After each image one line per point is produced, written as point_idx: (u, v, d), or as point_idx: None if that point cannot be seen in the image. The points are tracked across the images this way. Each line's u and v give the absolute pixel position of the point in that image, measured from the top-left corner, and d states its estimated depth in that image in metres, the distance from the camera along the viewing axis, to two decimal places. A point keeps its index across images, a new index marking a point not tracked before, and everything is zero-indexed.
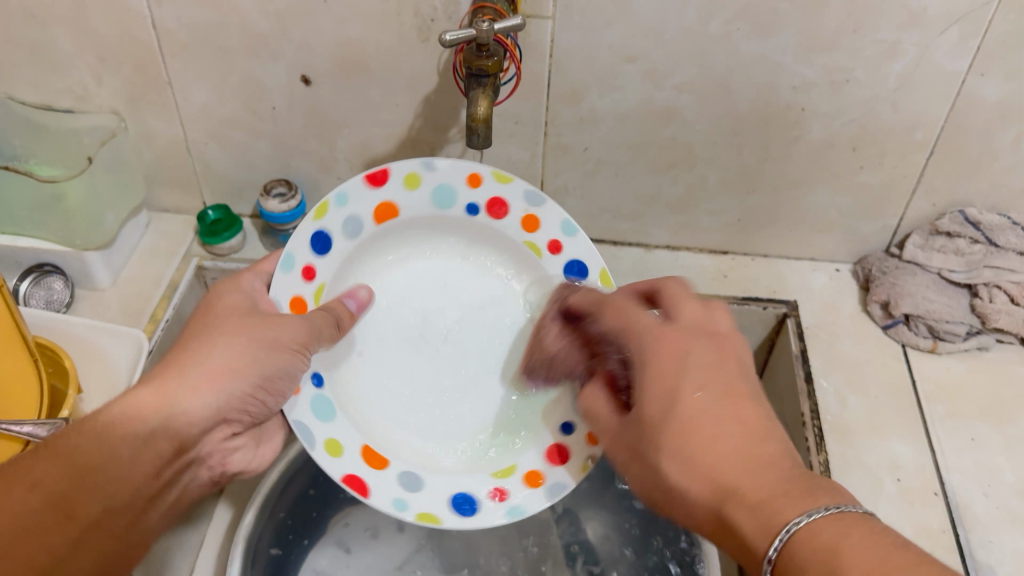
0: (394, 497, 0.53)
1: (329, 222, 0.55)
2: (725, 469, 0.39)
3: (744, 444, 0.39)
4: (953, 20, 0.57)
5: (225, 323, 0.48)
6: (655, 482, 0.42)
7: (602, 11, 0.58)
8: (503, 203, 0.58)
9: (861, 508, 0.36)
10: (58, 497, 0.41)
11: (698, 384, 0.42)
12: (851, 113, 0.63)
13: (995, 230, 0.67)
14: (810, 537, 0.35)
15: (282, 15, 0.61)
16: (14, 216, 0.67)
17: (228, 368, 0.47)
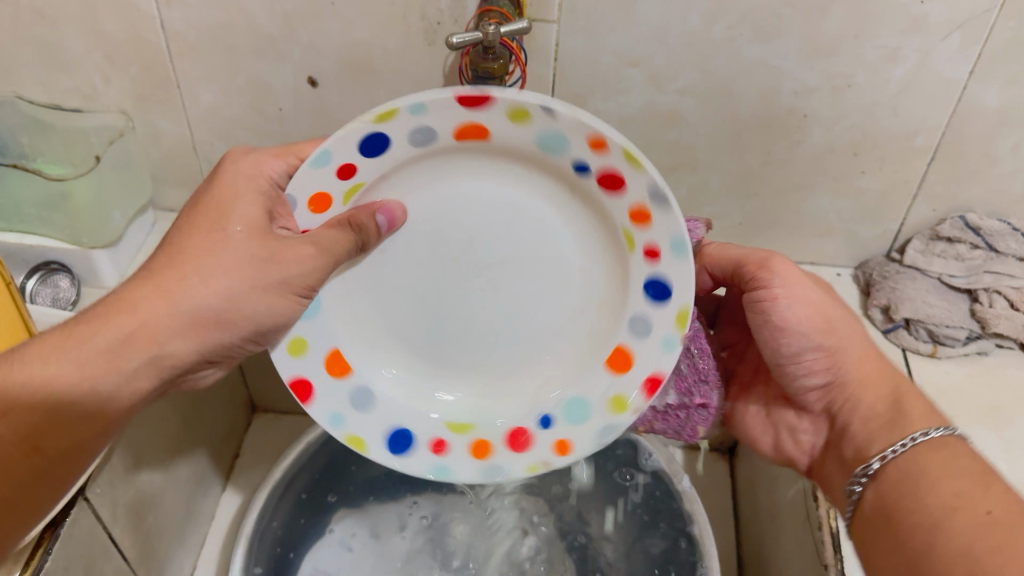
0: (335, 410, 0.55)
1: (391, 127, 0.48)
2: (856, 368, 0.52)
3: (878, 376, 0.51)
4: (953, 27, 0.57)
5: (226, 241, 0.46)
6: (828, 314, 0.50)
7: (605, 15, 0.59)
8: (620, 181, 0.49)
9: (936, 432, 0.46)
10: (29, 431, 0.42)
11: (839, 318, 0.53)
12: (853, 119, 0.64)
13: (995, 236, 0.67)
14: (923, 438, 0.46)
15: (290, 16, 0.62)
16: (20, 212, 0.68)
17: (218, 296, 0.46)
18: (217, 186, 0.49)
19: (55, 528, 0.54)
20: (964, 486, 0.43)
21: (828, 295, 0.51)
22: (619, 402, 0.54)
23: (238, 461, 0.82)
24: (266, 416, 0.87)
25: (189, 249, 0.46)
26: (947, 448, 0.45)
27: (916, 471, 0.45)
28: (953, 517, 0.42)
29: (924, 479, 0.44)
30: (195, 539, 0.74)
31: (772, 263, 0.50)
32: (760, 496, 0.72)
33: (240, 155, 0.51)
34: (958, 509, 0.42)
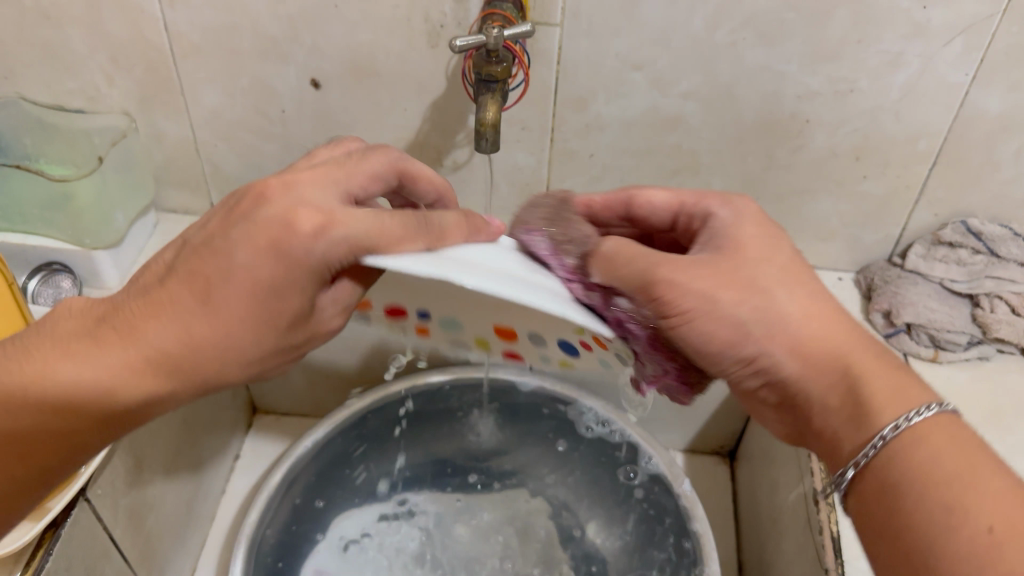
0: None
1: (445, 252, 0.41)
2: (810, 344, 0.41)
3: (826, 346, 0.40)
4: (956, 33, 0.57)
5: (250, 320, 0.39)
6: (722, 316, 0.41)
7: (609, 18, 0.59)
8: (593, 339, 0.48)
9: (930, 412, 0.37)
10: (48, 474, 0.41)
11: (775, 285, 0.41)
12: (856, 123, 0.64)
13: (996, 241, 0.67)
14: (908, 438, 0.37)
15: (295, 19, 0.62)
16: (24, 214, 0.69)
17: (236, 372, 0.41)
18: (252, 234, 0.38)
19: (56, 528, 0.54)
20: (957, 492, 0.34)
21: (748, 287, 0.41)
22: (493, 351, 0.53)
23: (239, 461, 0.82)
24: (266, 416, 0.87)
25: (214, 323, 0.39)
26: (939, 435, 0.37)
27: (912, 474, 0.36)
28: (953, 533, 0.33)
29: (919, 482, 0.36)
30: (195, 540, 0.74)
31: (672, 286, 0.41)
32: (760, 500, 0.72)
33: (309, 185, 0.40)
34: (956, 522, 0.34)
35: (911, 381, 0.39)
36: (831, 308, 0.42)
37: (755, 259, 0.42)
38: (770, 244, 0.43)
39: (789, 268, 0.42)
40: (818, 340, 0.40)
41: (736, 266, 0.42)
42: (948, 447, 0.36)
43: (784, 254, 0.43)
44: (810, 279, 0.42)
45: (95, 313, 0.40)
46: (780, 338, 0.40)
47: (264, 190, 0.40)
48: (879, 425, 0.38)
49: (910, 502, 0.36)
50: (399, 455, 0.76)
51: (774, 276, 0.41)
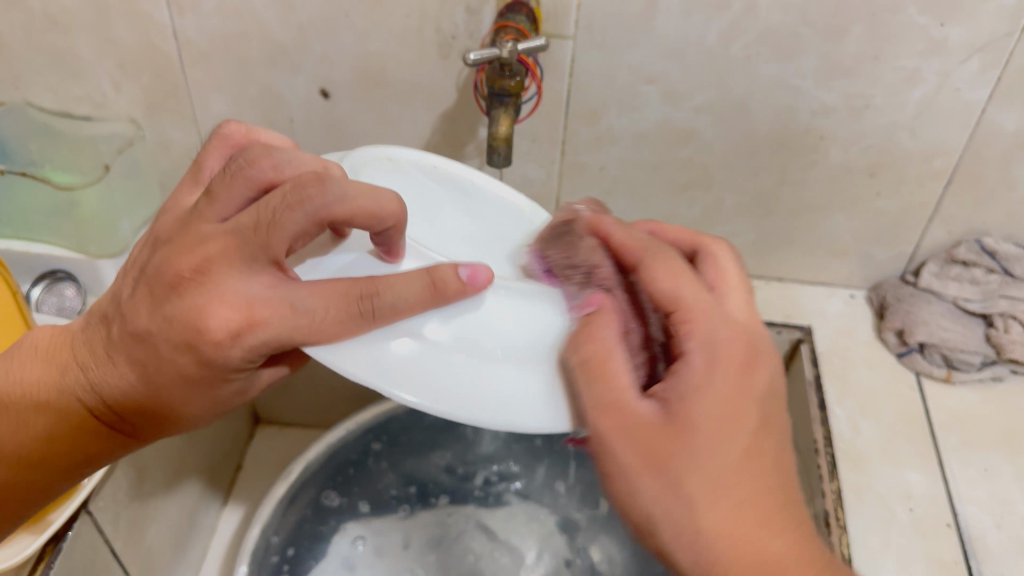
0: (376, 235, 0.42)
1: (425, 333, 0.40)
2: (743, 545, 0.34)
3: (750, 551, 0.34)
4: (973, 50, 0.56)
5: (188, 398, 0.39)
6: (635, 500, 0.36)
7: (624, 32, 0.59)
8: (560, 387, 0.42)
9: None
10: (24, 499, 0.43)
11: (713, 474, 0.35)
12: (871, 139, 0.63)
13: (1011, 261, 0.67)
14: None
15: (304, 27, 0.61)
16: (27, 220, 0.68)
17: (190, 426, 0.42)
18: (169, 327, 0.36)
19: (57, 541, 0.53)
20: None
21: (670, 481, 0.35)
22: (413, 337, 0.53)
23: (239, 474, 0.81)
24: (269, 427, 0.86)
25: (160, 403, 0.39)
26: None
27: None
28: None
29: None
30: (195, 553, 0.73)
31: (602, 446, 0.36)
32: None
33: (226, 279, 0.36)
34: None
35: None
36: (771, 503, 0.35)
37: (703, 443, 0.35)
38: (730, 421, 0.35)
39: (739, 459, 0.35)
40: (753, 552, 0.34)
41: (673, 445, 0.35)
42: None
43: (741, 441, 0.35)
44: (764, 468, 0.36)
45: (52, 358, 0.40)
46: (705, 542, 0.34)
47: (180, 280, 0.36)
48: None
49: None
50: (388, 479, 0.74)
51: (724, 468, 0.35)
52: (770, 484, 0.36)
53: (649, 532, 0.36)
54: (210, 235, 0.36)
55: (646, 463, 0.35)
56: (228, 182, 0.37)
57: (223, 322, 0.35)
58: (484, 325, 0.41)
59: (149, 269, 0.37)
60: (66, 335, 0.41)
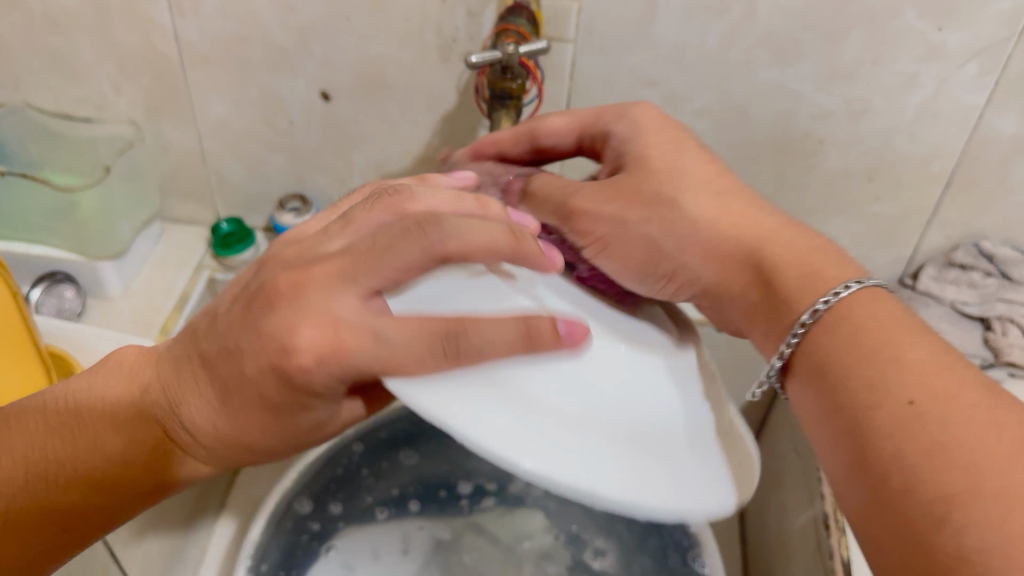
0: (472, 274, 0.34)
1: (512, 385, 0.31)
2: (729, 241, 0.38)
3: (738, 245, 0.38)
4: (972, 54, 0.57)
5: (256, 430, 0.36)
6: (632, 248, 0.39)
7: (624, 35, 0.59)
8: None
9: (869, 286, 0.34)
10: (75, 537, 0.40)
11: (680, 187, 0.40)
12: (869, 143, 0.63)
13: (1008, 264, 0.67)
14: (823, 340, 0.33)
15: (305, 30, 0.61)
16: (26, 222, 0.68)
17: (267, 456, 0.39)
18: (257, 344, 0.32)
19: None
20: (880, 351, 0.32)
21: (651, 204, 0.39)
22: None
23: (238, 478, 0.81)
24: None
25: (225, 429, 0.36)
26: (863, 317, 0.33)
27: (829, 355, 0.33)
28: (871, 410, 0.30)
29: (870, 364, 0.31)
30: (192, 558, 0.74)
31: (581, 213, 0.40)
32: (769, 521, 0.72)
33: (321, 291, 0.31)
34: (873, 402, 0.30)
35: (842, 262, 0.37)
36: (744, 198, 0.40)
37: (662, 167, 0.41)
38: (674, 146, 0.42)
39: (696, 173, 0.40)
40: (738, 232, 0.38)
41: (640, 180, 0.40)
42: (875, 333, 0.32)
43: (685, 160, 0.41)
44: (725, 182, 0.40)
45: (136, 380, 0.39)
46: (697, 245, 0.38)
47: (270, 292, 0.32)
48: (790, 321, 0.35)
49: (856, 377, 0.32)
50: (372, 487, 0.71)
51: (683, 180, 0.40)
52: (732, 187, 0.40)
53: (655, 267, 0.39)
54: (327, 258, 0.32)
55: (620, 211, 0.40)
56: (369, 209, 0.35)
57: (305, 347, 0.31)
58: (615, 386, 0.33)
59: (251, 285, 0.34)
60: (151, 354, 0.40)
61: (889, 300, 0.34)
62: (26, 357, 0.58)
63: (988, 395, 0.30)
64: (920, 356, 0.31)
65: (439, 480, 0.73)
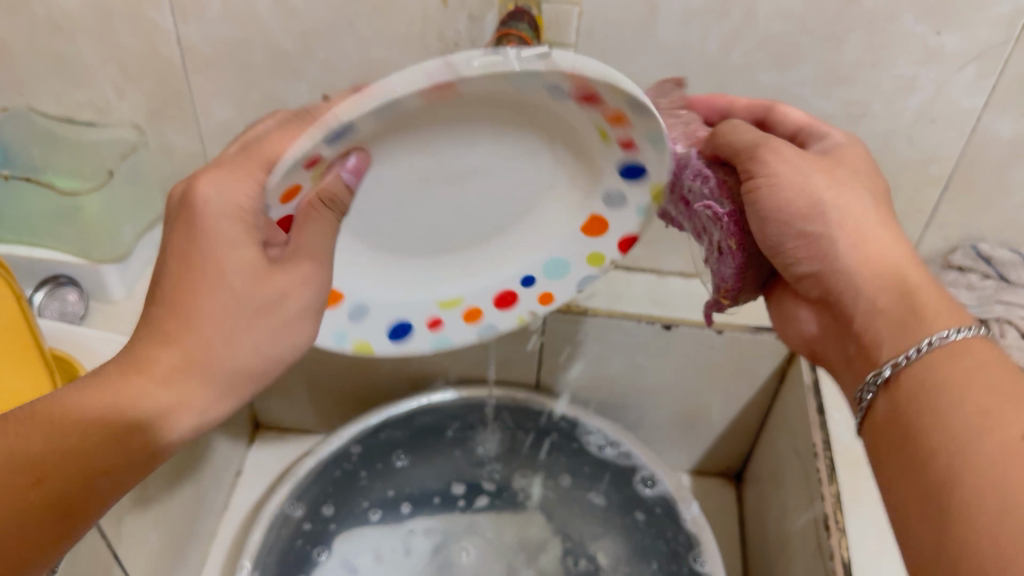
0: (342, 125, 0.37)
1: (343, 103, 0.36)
2: (887, 249, 0.43)
3: (891, 256, 0.43)
4: (970, 58, 0.57)
5: (240, 322, 0.39)
6: (797, 199, 0.43)
7: (624, 39, 0.59)
8: (591, 96, 0.40)
9: (977, 333, 0.39)
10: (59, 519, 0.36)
11: (858, 198, 0.44)
12: (869, 146, 0.64)
13: (1006, 266, 0.67)
14: (941, 368, 0.38)
15: (308, 34, 0.61)
16: (29, 225, 0.68)
17: (235, 355, 0.40)
18: (213, 230, 0.38)
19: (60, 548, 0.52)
20: (996, 395, 0.36)
21: (834, 180, 0.44)
22: (361, 347, 0.58)
23: (241, 478, 0.81)
24: (269, 433, 0.86)
25: (199, 352, 0.39)
26: (981, 363, 0.37)
27: (949, 380, 0.37)
28: (981, 435, 0.34)
29: (986, 398, 0.36)
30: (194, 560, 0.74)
31: (773, 150, 0.44)
32: (769, 522, 0.73)
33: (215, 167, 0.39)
34: (987, 428, 0.34)
35: (951, 306, 0.41)
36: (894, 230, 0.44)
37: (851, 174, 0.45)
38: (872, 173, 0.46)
39: (876, 191, 0.45)
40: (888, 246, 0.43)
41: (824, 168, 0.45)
42: (1003, 378, 0.36)
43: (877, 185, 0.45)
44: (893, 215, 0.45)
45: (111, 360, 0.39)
46: (849, 229, 0.43)
47: (185, 189, 0.39)
48: (908, 343, 0.39)
49: (971, 407, 0.36)
50: (365, 489, 0.72)
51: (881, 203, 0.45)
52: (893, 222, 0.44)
53: (802, 221, 0.43)
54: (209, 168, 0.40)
55: (795, 168, 0.44)
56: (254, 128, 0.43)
57: (233, 226, 0.38)
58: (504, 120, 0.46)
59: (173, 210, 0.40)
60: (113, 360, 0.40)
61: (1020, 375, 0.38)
62: (32, 360, 0.58)
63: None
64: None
65: (434, 482, 0.74)
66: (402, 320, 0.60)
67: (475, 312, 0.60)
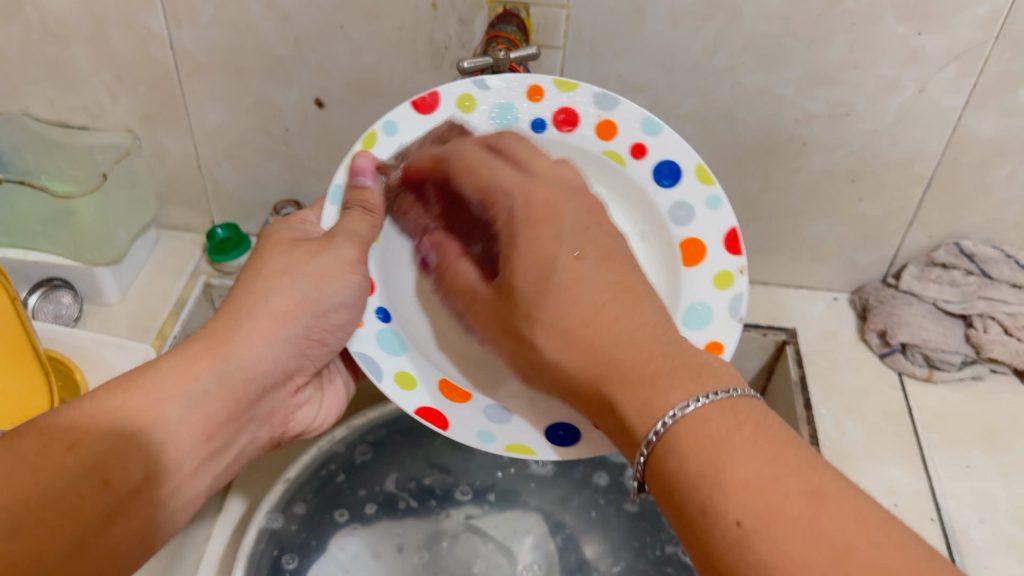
0: (399, 144, 0.52)
1: (378, 153, 0.51)
2: (589, 362, 0.38)
3: (582, 376, 0.39)
4: (949, 58, 0.58)
5: (280, 289, 0.47)
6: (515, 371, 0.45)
7: (612, 43, 0.60)
8: (572, 116, 0.52)
9: (722, 395, 0.35)
10: (125, 489, 0.39)
11: (555, 319, 0.40)
12: (852, 146, 0.65)
13: (989, 263, 0.69)
14: (669, 455, 0.35)
15: (300, 39, 0.62)
16: (25, 230, 0.69)
17: (270, 315, 0.47)
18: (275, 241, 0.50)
19: None
20: (701, 485, 0.34)
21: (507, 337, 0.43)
22: (518, 449, 0.49)
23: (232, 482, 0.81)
24: None
25: (232, 309, 0.47)
26: (697, 438, 0.34)
27: (675, 474, 0.35)
28: (712, 527, 0.33)
29: (701, 490, 0.33)
30: (190, 558, 0.75)
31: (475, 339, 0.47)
32: None
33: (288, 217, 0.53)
34: (710, 521, 0.33)
35: (677, 381, 0.36)
36: (594, 312, 0.39)
37: (529, 278, 0.41)
38: (544, 259, 0.41)
39: (564, 274, 0.40)
40: (592, 360, 0.38)
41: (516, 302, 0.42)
42: (711, 445, 0.34)
43: (561, 276, 0.40)
44: (583, 300, 0.40)
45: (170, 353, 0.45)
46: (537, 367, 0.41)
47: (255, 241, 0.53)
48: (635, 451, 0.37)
49: (695, 507, 0.34)
50: (354, 495, 0.72)
51: (571, 299, 0.39)
52: (597, 307, 0.39)
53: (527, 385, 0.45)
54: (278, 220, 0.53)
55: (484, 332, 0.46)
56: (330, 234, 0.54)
57: (287, 233, 0.50)
58: None
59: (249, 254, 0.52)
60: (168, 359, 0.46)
61: (754, 406, 0.36)
62: (26, 363, 0.58)
63: (813, 500, 0.32)
64: (742, 471, 0.33)
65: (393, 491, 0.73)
66: (566, 424, 0.49)
67: None
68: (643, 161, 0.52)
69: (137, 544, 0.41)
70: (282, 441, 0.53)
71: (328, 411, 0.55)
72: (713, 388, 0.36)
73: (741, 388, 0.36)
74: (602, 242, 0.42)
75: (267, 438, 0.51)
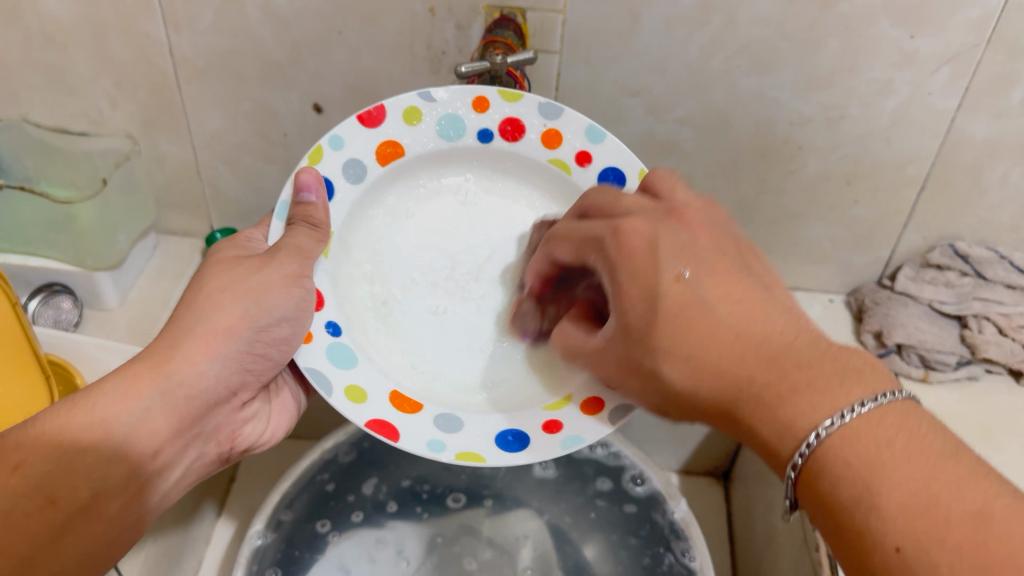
0: (347, 159, 0.53)
1: (328, 167, 0.52)
2: (728, 370, 0.39)
3: (724, 390, 0.39)
4: (942, 62, 0.59)
5: (221, 307, 0.47)
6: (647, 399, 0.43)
7: (607, 47, 0.61)
8: (519, 124, 0.54)
9: (873, 404, 0.35)
10: (71, 507, 0.40)
11: (678, 342, 0.40)
12: (846, 148, 0.65)
13: (983, 264, 0.69)
14: (820, 472, 0.36)
15: (298, 45, 0.63)
16: (25, 234, 0.69)
17: (209, 332, 0.46)
18: (220, 261, 0.50)
19: None
20: (865, 505, 0.34)
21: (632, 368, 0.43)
22: (467, 457, 0.49)
23: (233, 485, 0.82)
24: None
25: (174, 328, 0.46)
26: (848, 459, 0.35)
27: (828, 493, 0.35)
28: (874, 547, 0.34)
29: (858, 514, 0.34)
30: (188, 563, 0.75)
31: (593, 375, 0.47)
32: (755, 518, 0.74)
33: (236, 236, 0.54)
34: (871, 543, 0.34)
35: (818, 386, 0.37)
36: (713, 326, 0.40)
37: (644, 302, 0.42)
38: (651, 286, 0.42)
39: (673, 295, 0.41)
40: (717, 384, 0.39)
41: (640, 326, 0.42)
42: (861, 466, 0.35)
43: (671, 300, 0.41)
44: (704, 320, 0.40)
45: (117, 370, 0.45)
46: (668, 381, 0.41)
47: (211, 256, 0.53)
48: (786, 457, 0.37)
49: (852, 528, 0.34)
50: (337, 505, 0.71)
51: (690, 320, 0.40)
52: (725, 327, 0.39)
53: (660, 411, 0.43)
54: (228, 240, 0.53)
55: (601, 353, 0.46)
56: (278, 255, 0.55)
57: (235, 250, 0.51)
58: (491, 190, 0.58)
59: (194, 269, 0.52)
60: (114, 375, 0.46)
61: (908, 414, 0.36)
62: (27, 364, 0.59)
63: (976, 520, 0.32)
64: (897, 492, 0.33)
65: (381, 497, 0.72)
66: (514, 430, 0.51)
67: (594, 400, 0.51)
68: (588, 170, 0.54)
69: (85, 559, 0.42)
70: (230, 457, 0.53)
71: (277, 426, 0.55)
72: (860, 396, 0.36)
73: (890, 391, 0.36)
74: (711, 261, 0.42)
75: (215, 453, 0.51)
